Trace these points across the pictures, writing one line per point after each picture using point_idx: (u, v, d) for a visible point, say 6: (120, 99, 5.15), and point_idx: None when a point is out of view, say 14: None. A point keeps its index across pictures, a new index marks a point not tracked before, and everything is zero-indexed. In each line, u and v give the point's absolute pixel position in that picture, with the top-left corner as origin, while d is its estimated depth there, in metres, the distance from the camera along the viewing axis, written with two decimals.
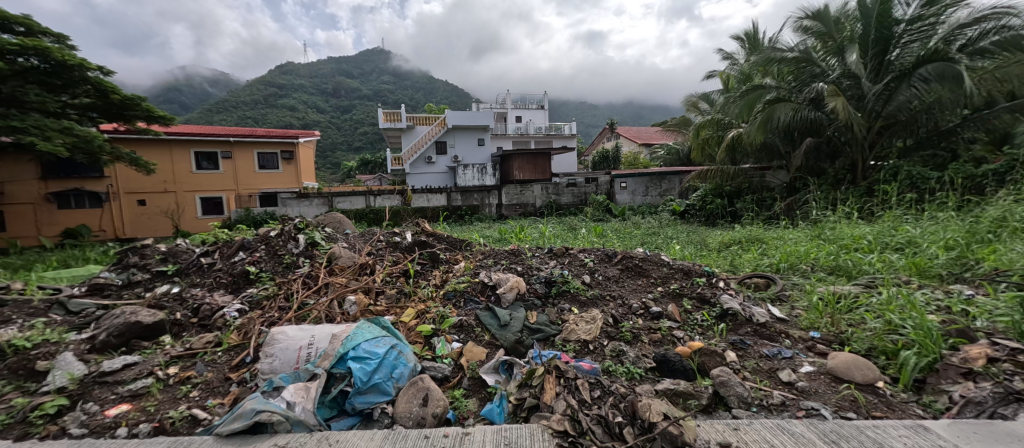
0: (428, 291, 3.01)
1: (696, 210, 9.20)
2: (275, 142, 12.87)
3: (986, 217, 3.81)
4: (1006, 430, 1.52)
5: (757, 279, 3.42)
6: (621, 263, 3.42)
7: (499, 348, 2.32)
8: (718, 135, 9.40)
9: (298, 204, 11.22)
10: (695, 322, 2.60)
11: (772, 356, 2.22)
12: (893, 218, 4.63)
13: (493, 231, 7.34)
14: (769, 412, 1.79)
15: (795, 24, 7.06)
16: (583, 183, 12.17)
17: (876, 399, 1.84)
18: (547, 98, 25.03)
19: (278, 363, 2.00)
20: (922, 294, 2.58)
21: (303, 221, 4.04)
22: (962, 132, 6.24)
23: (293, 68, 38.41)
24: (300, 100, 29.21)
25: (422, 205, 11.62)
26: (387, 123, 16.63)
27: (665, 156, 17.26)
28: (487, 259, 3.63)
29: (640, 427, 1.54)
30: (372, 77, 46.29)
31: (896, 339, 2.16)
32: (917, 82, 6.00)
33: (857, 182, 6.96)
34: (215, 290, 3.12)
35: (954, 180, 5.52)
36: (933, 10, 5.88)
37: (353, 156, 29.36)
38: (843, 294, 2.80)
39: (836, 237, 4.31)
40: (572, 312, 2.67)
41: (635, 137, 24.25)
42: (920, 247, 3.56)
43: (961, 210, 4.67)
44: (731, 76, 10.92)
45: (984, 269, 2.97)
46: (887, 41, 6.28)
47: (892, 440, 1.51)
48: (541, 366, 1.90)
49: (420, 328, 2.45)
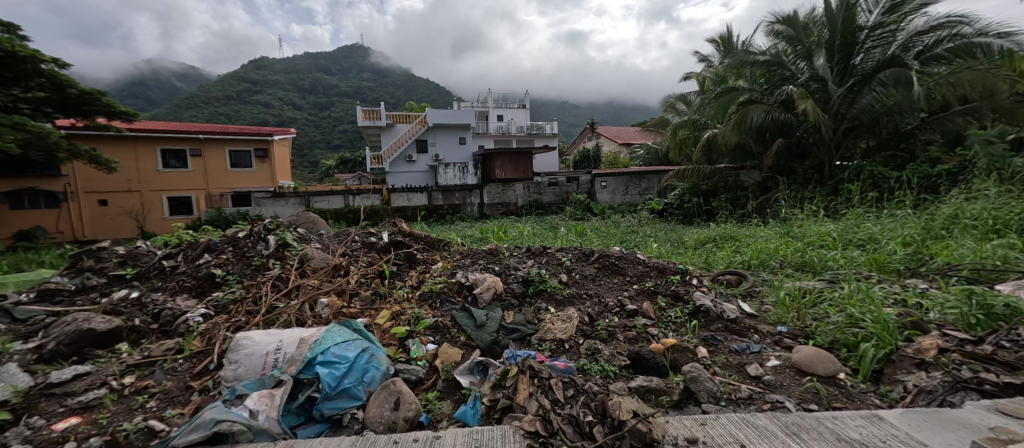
0: (403, 293, 2.97)
1: (674, 208, 9.37)
2: (247, 139, 12.43)
3: (941, 214, 4.02)
4: (952, 417, 1.54)
5: (729, 276, 3.53)
6: (598, 261, 3.47)
7: (475, 349, 2.31)
8: (694, 135, 9.64)
9: (273, 204, 10.87)
10: (669, 319, 2.65)
11: (741, 351, 2.28)
12: (856, 215, 4.85)
13: (474, 230, 7.30)
14: (737, 406, 1.84)
15: (768, 29, 7.30)
16: (564, 182, 12.20)
17: (836, 390, 1.91)
18: (529, 98, 25.13)
19: (243, 370, 1.93)
20: (880, 288, 2.71)
21: (274, 221, 3.93)
22: (919, 134, 6.59)
23: (269, 63, 37.39)
24: (276, 96, 28.42)
25: (402, 205, 11.42)
26: (365, 121, 16.29)
27: (643, 157, 17.55)
28: (464, 259, 3.61)
29: (609, 425, 1.53)
30: (350, 74, 45.44)
31: (856, 332, 2.25)
32: (877, 86, 6.32)
33: (824, 182, 7.26)
34: (178, 294, 2.99)
35: (911, 179, 5.80)
36: (893, 18, 6.16)
37: (331, 154, 28.67)
38: (808, 290, 2.91)
39: (803, 235, 4.46)
40: (548, 312, 2.68)
41: (614, 137, 24.70)
42: (880, 243, 3.74)
43: (918, 208, 4.92)
44: (707, 78, 11.22)
45: (937, 264, 3.14)
46: (852, 46, 6.56)
47: (849, 430, 1.52)
48: (514, 366, 1.88)
49: (394, 330, 2.42)
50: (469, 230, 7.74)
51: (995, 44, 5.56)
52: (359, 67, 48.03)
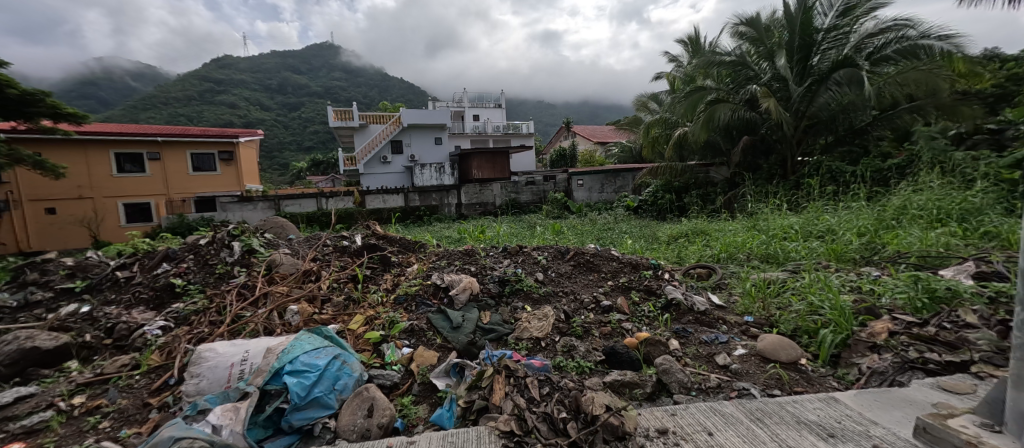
0: (378, 297, 2.91)
1: (649, 205, 9.59)
2: (210, 141, 11.89)
3: (891, 206, 4.27)
4: (902, 396, 1.58)
5: (699, 270, 3.64)
6: (574, 259, 3.50)
7: (452, 351, 2.29)
8: (666, 133, 9.90)
9: (240, 209, 10.42)
10: (643, 313, 2.71)
11: (710, 342, 2.35)
12: (815, 209, 5.10)
13: (452, 231, 7.25)
14: (706, 395, 1.89)
15: (732, 30, 7.59)
16: (541, 181, 12.26)
17: (798, 376, 2.00)
18: (504, 97, 25.13)
19: (205, 384, 1.85)
20: (838, 277, 2.86)
21: (239, 227, 3.79)
22: (872, 130, 6.99)
23: (233, 62, 35.89)
24: (241, 96, 27.36)
25: (378, 207, 11.18)
26: (337, 121, 15.84)
27: (618, 155, 18.00)
28: (440, 260, 3.57)
29: (582, 421, 1.53)
30: (321, 72, 44.19)
31: (815, 319, 2.36)
32: (833, 85, 6.66)
33: (787, 177, 7.58)
34: (134, 306, 2.84)
35: (865, 173, 6.12)
36: (846, 21, 6.53)
37: (302, 156, 27.79)
38: (772, 280, 3.04)
39: (768, 228, 4.64)
40: (524, 311, 2.69)
41: (590, 136, 25.01)
42: (837, 234, 3.94)
43: (872, 200, 5.21)
44: (677, 78, 11.52)
45: (888, 252, 3.34)
46: (810, 47, 6.89)
47: (807, 412, 1.52)
48: (490, 366, 1.88)
49: (368, 335, 2.38)
50: (448, 231, 7.67)
51: (935, 46, 5.99)
52: (329, 67, 46.84)
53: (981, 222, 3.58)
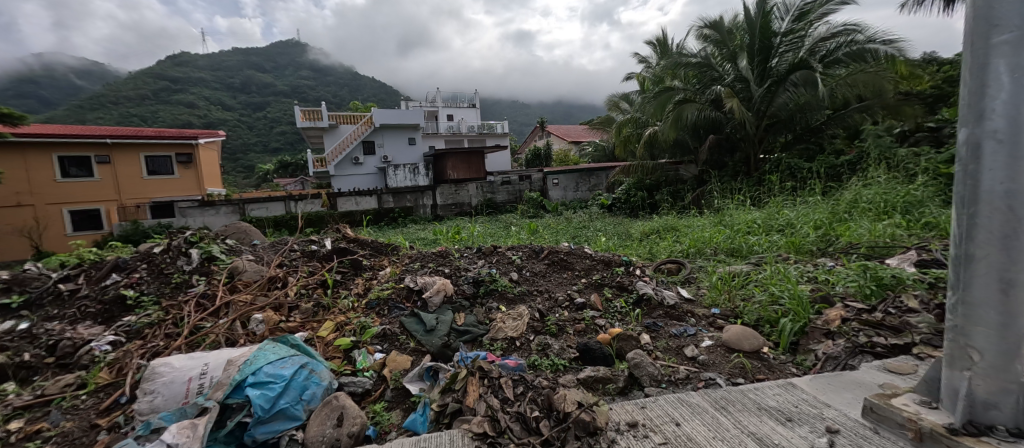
0: (349, 302, 2.84)
1: (621, 203, 9.80)
2: (166, 143, 11.28)
3: (844, 200, 4.51)
4: (853, 379, 1.67)
5: (669, 265, 3.74)
6: (548, 257, 3.53)
7: (426, 354, 2.26)
8: (637, 132, 10.13)
9: (201, 214, 9.89)
10: (615, 309, 2.75)
11: (679, 335, 2.42)
12: (776, 204, 5.34)
13: (428, 232, 7.16)
14: (676, 387, 1.94)
15: (697, 33, 7.84)
16: (516, 181, 12.29)
17: (760, 363, 2.08)
18: (478, 97, 25.07)
19: (161, 401, 1.75)
20: (797, 268, 3.00)
21: (197, 233, 3.61)
22: (826, 129, 7.37)
23: (190, 59, 34.19)
24: (200, 95, 26.12)
25: (350, 209, 10.89)
26: (306, 121, 15.29)
27: (592, 154, 18.36)
28: (414, 263, 3.52)
29: (555, 419, 1.54)
30: (286, 71, 42.73)
31: (776, 309, 2.47)
32: (790, 87, 7.00)
33: (750, 173, 7.90)
34: (80, 321, 2.65)
35: (820, 169, 6.46)
36: (801, 25, 6.88)
37: (269, 158, 26.60)
38: (737, 273, 3.16)
39: (733, 223, 4.82)
40: (499, 311, 2.69)
41: (565, 136, 25.36)
42: (796, 227, 4.13)
43: (827, 195, 5.51)
44: (646, 78, 11.80)
45: (841, 243, 3.53)
46: (769, 50, 7.21)
47: (768, 398, 1.58)
48: (464, 368, 1.87)
49: (338, 341, 2.32)
50: (424, 232, 7.58)
51: (881, 50, 6.40)
52: (295, 65, 45.36)
53: (923, 214, 3.85)
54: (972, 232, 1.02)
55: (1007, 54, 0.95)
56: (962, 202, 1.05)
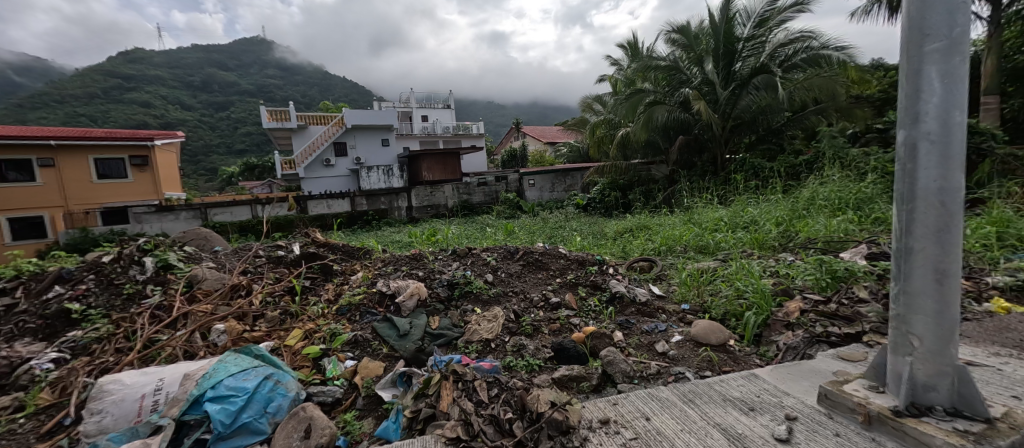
0: (318, 308, 2.77)
1: (597, 203, 9.96)
2: (118, 145, 10.64)
3: (802, 197, 4.73)
4: (811, 367, 1.75)
5: (641, 263, 3.82)
6: (523, 258, 3.55)
7: (399, 360, 2.22)
8: (610, 133, 10.31)
9: (159, 221, 9.40)
10: (590, 308, 2.79)
11: (651, 331, 2.47)
12: (741, 202, 5.54)
13: (403, 235, 7.05)
14: (648, 382, 1.98)
15: (665, 37, 8.04)
16: (493, 181, 12.28)
17: (726, 356, 2.15)
18: (452, 98, 24.92)
19: (109, 420, 1.65)
20: (760, 263, 3.12)
21: (151, 241, 3.42)
22: (786, 130, 7.72)
23: (145, 56, 32.45)
24: (157, 95, 24.82)
25: (322, 213, 10.59)
26: (272, 122, 14.81)
27: (567, 154, 18.57)
28: (387, 266, 3.46)
29: (528, 420, 1.55)
30: (250, 69, 41.18)
31: (741, 302, 2.57)
32: (753, 90, 7.30)
33: (718, 172, 8.17)
34: (18, 338, 2.46)
35: (781, 168, 6.75)
36: (762, 31, 7.18)
37: (233, 160, 25.08)
38: (705, 269, 3.27)
39: (702, 221, 4.97)
40: (474, 313, 2.67)
41: (540, 137, 25.59)
42: (759, 224, 4.31)
43: (788, 193, 5.76)
44: (618, 80, 12.04)
45: (801, 238, 3.71)
46: (733, 55, 7.49)
47: (732, 389, 1.63)
48: (438, 373, 1.85)
49: (307, 350, 2.25)
50: (400, 234, 7.46)
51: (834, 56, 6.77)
52: (260, 63, 43.77)
53: (873, 209, 4.09)
54: (910, 226, 1.09)
55: (938, 61, 1.03)
56: (901, 198, 1.12)
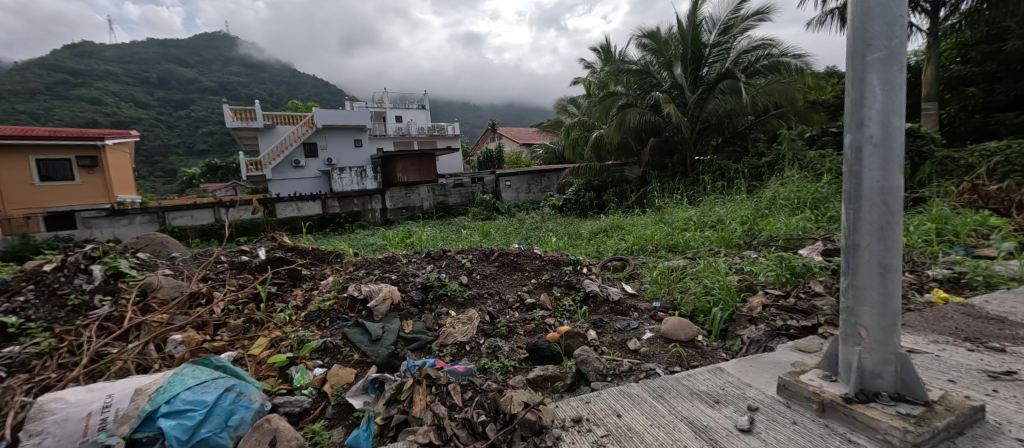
0: (285, 315, 2.68)
1: (572, 204, 10.09)
2: (62, 145, 10.00)
3: (765, 197, 4.93)
4: (772, 359, 1.83)
5: (615, 262, 3.90)
6: (498, 259, 3.55)
7: (371, 366, 2.17)
8: (584, 135, 10.46)
9: (110, 226, 8.90)
10: (564, 308, 2.82)
11: (623, 329, 2.52)
12: (709, 202, 5.73)
13: (377, 237, 6.92)
14: (620, 379, 2.02)
15: (637, 42, 8.23)
16: (469, 183, 12.22)
17: (694, 351, 2.22)
18: (427, 98, 24.69)
19: (52, 442, 1.54)
20: (726, 261, 3.23)
21: (100, 247, 3.22)
22: (750, 133, 8.03)
23: (96, 50, 30.59)
24: (109, 91, 23.43)
25: (291, 216, 10.25)
26: (236, 122, 14.26)
27: (543, 156, 18.71)
28: (359, 270, 3.39)
29: (502, 422, 1.55)
30: (213, 65, 39.46)
31: (709, 299, 2.66)
32: (719, 94, 7.57)
33: (687, 173, 8.42)
34: None
35: (745, 170, 7.02)
36: (727, 38, 7.46)
37: (194, 160, 24.14)
38: (675, 268, 3.36)
39: (672, 220, 5.11)
40: (449, 316, 2.65)
41: (516, 138, 25.70)
42: (725, 223, 4.47)
43: (752, 193, 5.99)
44: (592, 83, 12.23)
45: (764, 236, 3.86)
46: (700, 60, 7.74)
47: (699, 383, 1.69)
48: (410, 378, 1.82)
49: (272, 359, 2.17)
50: (374, 237, 7.33)
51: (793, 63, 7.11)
52: (223, 59, 42.00)
53: (829, 208, 4.33)
54: (857, 224, 1.16)
55: (879, 70, 1.10)
56: (849, 198, 1.19)
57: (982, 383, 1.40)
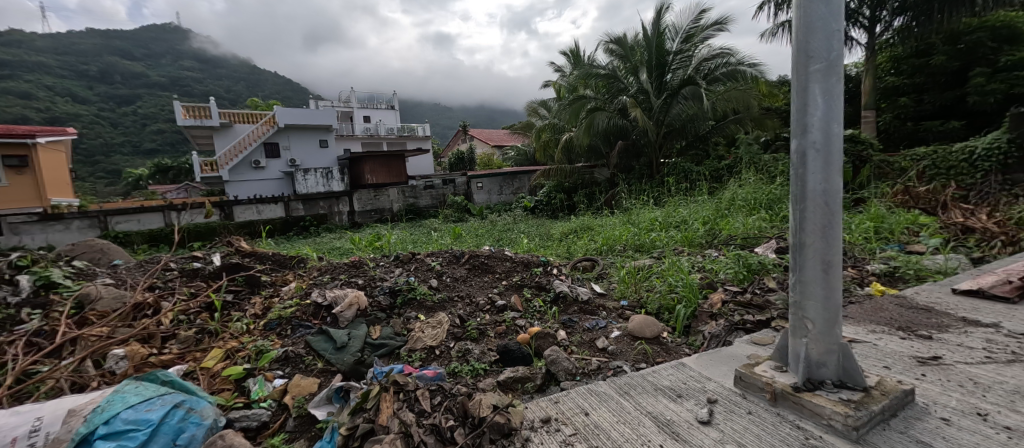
0: (242, 325, 2.56)
1: (544, 205, 10.18)
2: None
3: (725, 198, 5.15)
4: (730, 353, 1.91)
5: (585, 263, 3.96)
6: (468, 262, 3.54)
7: (335, 374, 2.11)
8: (555, 137, 10.59)
9: (43, 230, 7.98)
10: (534, 309, 2.84)
11: (592, 328, 2.56)
12: (674, 203, 5.92)
13: (345, 241, 6.73)
14: (589, 377, 2.05)
15: (604, 47, 8.43)
16: (440, 184, 12.09)
17: (659, 348, 2.29)
18: (397, 98, 24.29)
19: None
20: (689, 260, 3.35)
21: (27, 257, 2.98)
22: (711, 136, 8.37)
23: (28, 40, 28.21)
24: (44, 86, 21.65)
25: (250, 219, 9.71)
26: (187, 120, 13.58)
27: (515, 158, 18.78)
28: (323, 275, 3.29)
29: (470, 426, 1.54)
30: (164, 60, 37.25)
31: (673, 296, 2.75)
32: (682, 99, 7.85)
33: (653, 175, 8.68)
34: None
35: (706, 172, 7.31)
36: (688, 46, 7.76)
37: (141, 160, 22.61)
38: (642, 267, 3.46)
39: (640, 221, 5.25)
40: (418, 320, 2.61)
41: (487, 140, 25.70)
42: (688, 223, 4.64)
43: (714, 193, 6.24)
44: (562, 86, 12.40)
45: (724, 235, 4.04)
46: (664, 66, 8.00)
47: (663, 379, 1.74)
48: (377, 385, 1.79)
49: (228, 371, 2.07)
50: (340, 241, 7.12)
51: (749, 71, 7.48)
52: (175, 54, 39.72)
53: (782, 209, 4.58)
54: (803, 224, 1.24)
55: (819, 81, 1.18)
56: (795, 199, 1.26)
57: (912, 369, 1.53)
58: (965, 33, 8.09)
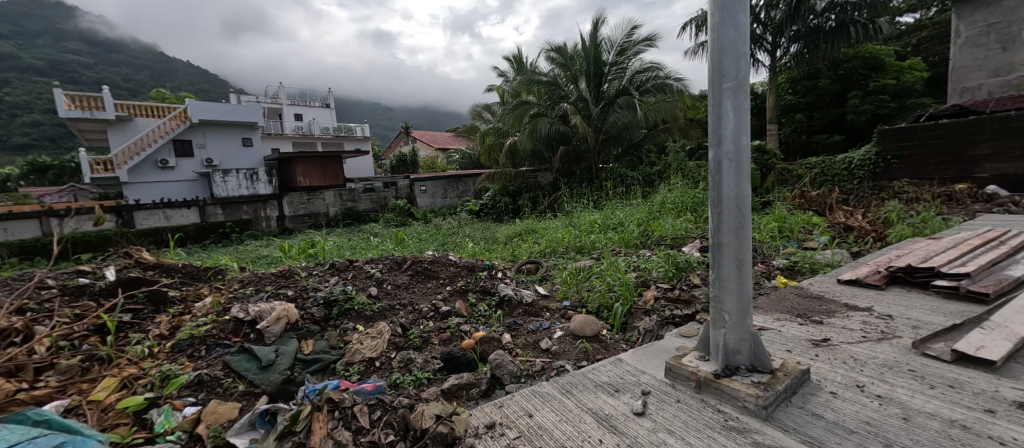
0: (143, 348, 2.30)
1: (489, 209, 10.19)
2: None
3: (657, 202, 5.50)
4: (657, 347, 2.04)
5: (528, 265, 4.04)
6: (411, 268, 3.46)
7: (261, 395, 1.98)
8: (499, 141, 10.70)
9: None
10: (479, 314, 2.84)
11: (536, 330, 2.63)
12: (611, 206, 6.22)
13: (275, 248, 6.27)
14: (533, 378, 2.10)
15: (546, 55, 8.68)
16: (381, 188, 11.71)
17: (598, 345, 2.40)
18: (332, 97, 23.13)
19: None
20: (626, 260, 3.55)
21: None
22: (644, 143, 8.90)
23: None
24: None
25: (155, 225, 8.71)
26: (73, 111, 11.84)
27: (459, 161, 18.68)
28: (247, 288, 3.05)
29: (412, 438, 1.53)
30: (48, 44, 32.37)
31: (611, 295, 2.89)
32: (618, 108, 8.25)
33: (592, 180, 9.05)
34: None
35: (640, 177, 7.77)
36: (623, 59, 8.19)
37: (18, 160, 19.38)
38: (583, 268, 3.60)
39: (580, 223, 5.45)
40: (356, 331, 2.51)
41: (431, 143, 25.37)
42: (623, 225, 4.90)
43: (647, 197, 6.64)
44: (505, 91, 12.57)
45: (656, 236, 4.32)
46: (601, 76, 8.35)
47: (600, 375, 1.83)
48: (308, 405, 1.70)
49: (124, 403, 1.85)
50: (271, 248, 6.64)
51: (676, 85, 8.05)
52: (63, 37, 34.68)
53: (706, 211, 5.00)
54: (719, 226, 1.37)
55: (730, 97, 1.31)
56: (713, 203, 1.39)
57: (807, 351, 1.74)
58: (845, 60, 9.40)
